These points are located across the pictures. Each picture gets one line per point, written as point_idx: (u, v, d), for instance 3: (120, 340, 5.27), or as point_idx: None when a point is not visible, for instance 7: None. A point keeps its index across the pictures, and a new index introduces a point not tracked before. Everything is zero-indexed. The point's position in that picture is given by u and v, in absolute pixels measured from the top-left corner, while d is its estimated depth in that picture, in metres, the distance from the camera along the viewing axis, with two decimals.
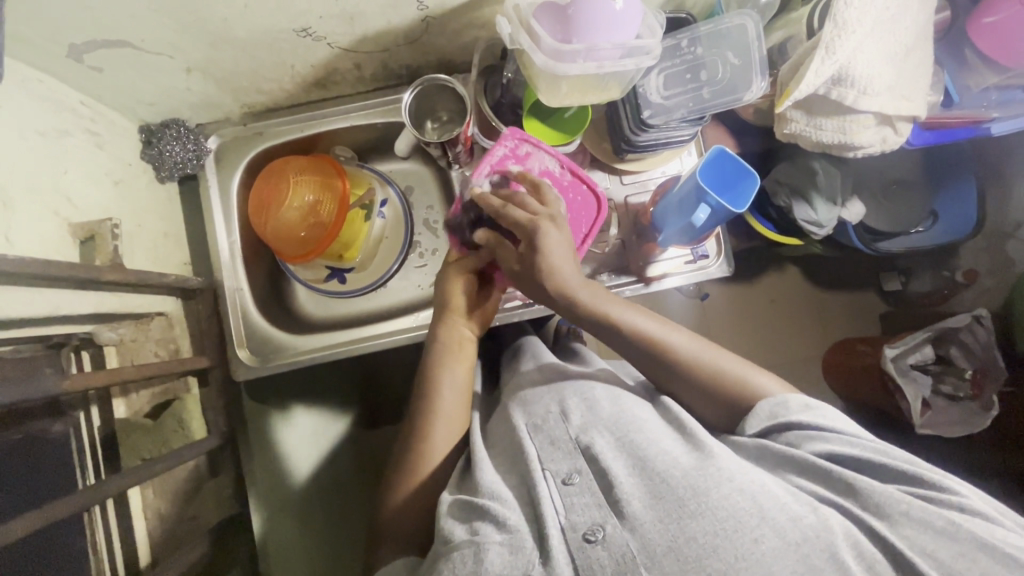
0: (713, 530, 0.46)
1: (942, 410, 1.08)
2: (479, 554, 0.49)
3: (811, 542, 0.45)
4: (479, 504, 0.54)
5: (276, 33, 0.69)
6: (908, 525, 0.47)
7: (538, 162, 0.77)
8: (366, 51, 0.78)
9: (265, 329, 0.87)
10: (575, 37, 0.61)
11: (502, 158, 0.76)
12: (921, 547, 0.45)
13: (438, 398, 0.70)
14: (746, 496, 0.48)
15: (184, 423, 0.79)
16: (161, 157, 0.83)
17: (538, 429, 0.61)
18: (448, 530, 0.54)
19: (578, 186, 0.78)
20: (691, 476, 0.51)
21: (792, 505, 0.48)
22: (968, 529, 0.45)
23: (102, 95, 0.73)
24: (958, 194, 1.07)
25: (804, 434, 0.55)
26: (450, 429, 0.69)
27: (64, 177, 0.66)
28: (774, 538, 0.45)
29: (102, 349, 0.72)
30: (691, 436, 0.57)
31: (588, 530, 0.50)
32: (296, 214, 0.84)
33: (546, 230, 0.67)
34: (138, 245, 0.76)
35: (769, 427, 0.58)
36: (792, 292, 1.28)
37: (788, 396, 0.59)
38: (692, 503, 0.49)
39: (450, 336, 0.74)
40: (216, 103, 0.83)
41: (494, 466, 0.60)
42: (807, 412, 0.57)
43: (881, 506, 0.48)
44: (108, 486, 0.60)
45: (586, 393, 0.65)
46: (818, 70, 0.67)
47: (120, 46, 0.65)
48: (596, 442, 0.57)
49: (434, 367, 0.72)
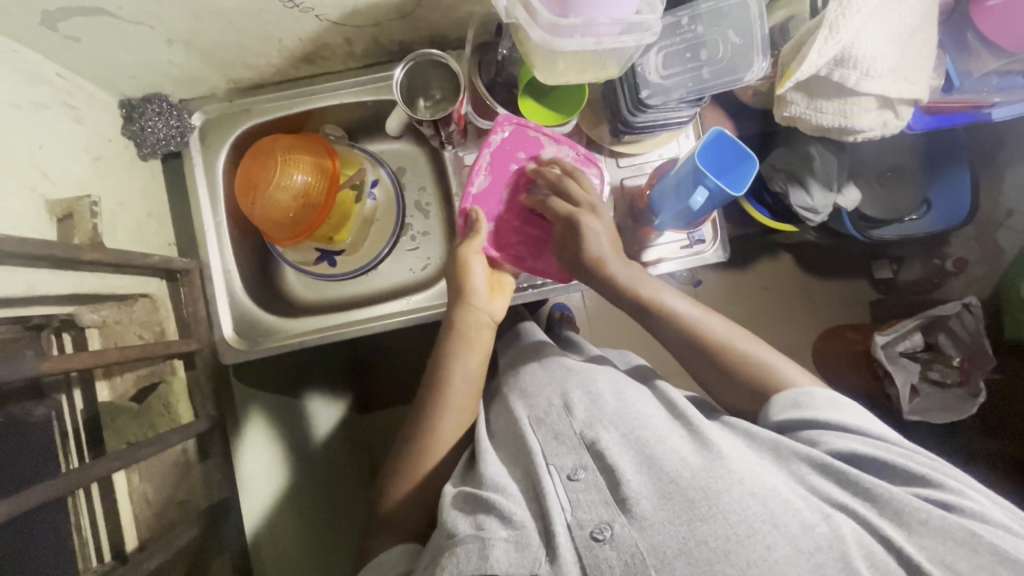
0: (725, 534, 0.47)
1: (929, 396, 1.10)
2: (485, 552, 0.49)
3: (824, 551, 0.46)
4: (483, 496, 0.54)
5: (262, 3, 0.66)
6: (928, 535, 0.47)
7: (550, 149, 0.79)
8: (357, 25, 0.75)
9: (253, 312, 0.85)
10: (572, 12, 0.59)
11: (501, 143, 0.78)
12: (940, 558, 0.45)
13: (449, 391, 0.69)
14: (757, 500, 0.49)
15: (170, 406, 0.78)
16: (143, 133, 0.80)
17: (540, 422, 0.61)
18: (452, 524, 0.53)
19: (588, 166, 0.80)
20: (701, 479, 0.51)
21: (804, 512, 0.48)
22: (988, 540, 0.45)
23: (79, 67, 0.70)
24: (954, 181, 1.07)
25: (829, 432, 0.55)
26: (458, 420, 0.68)
27: (39, 151, 0.63)
28: (786, 545, 0.46)
29: (84, 331, 0.69)
30: (699, 433, 0.57)
31: (594, 528, 0.50)
32: (284, 194, 0.81)
33: (586, 221, 0.69)
34: (120, 225, 0.74)
35: (795, 418, 0.58)
36: (784, 280, 1.28)
37: (814, 389, 0.60)
38: (703, 507, 0.48)
39: (470, 320, 0.72)
40: (200, 78, 0.80)
41: (497, 457, 0.60)
42: (833, 407, 0.57)
43: (900, 513, 0.48)
44: (92, 470, 0.59)
45: (591, 386, 0.64)
46: (821, 49, 0.66)
47: (98, 14, 0.62)
48: (601, 438, 0.57)
49: (454, 346, 0.70)
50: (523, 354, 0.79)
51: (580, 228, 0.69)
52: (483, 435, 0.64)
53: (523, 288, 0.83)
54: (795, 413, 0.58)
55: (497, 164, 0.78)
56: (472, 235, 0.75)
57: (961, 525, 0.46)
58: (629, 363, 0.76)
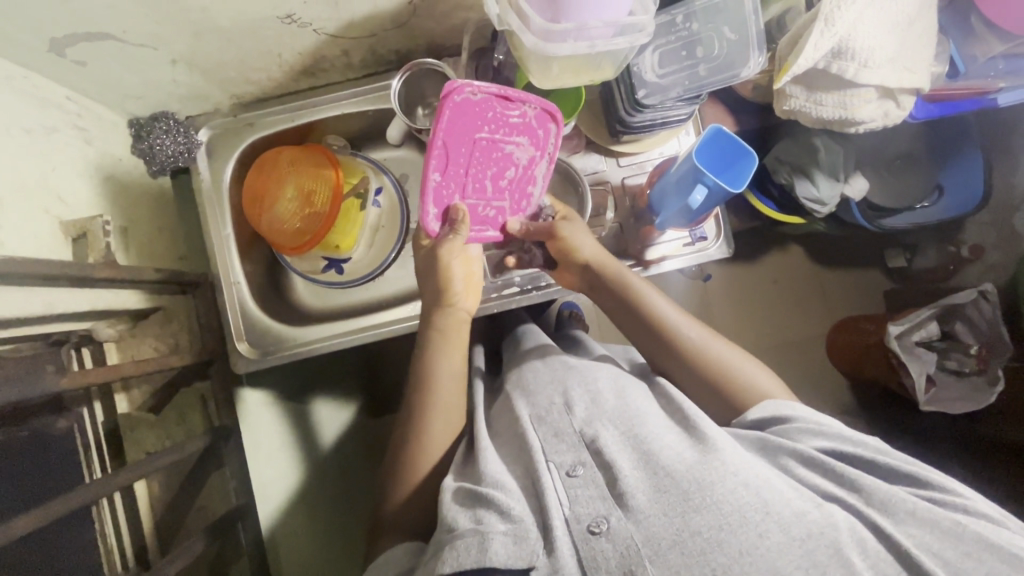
0: (718, 524, 0.48)
1: (947, 385, 1.09)
2: (484, 544, 0.50)
3: (816, 538, 0.47)
4: (483, 493, 0.55)
5: (259, 21, 0.67)
6: (914, 524, 0.49)
7: (492, 110, 0.67)
8: (354, 37, 0.76)
9: (263, 320, 0.86)
10: (564, 17, 0.59)
11: (453, 117, 0.65)
12: (927, 546, 0.47)
13: (432, 398, 0.70)
14: (749, 490, 0.50)
15: (183, 416, 0.81)
16: (152, 151, 0.82)
17: (541, 420, 0.62)
18: (452, 518, 0.54)
19: (546, 124, 0.71)
20: (695, 471, 0.52)
21: (796, 501, 0.50)
22: (973, 530, 0.47)
23: (87, 91, 0.72)
24: (965, 167, 1.05)
25: (806, 430, 0.58)
26: (446, 425, 0.70)
27: (53, 174, 0.65)
28: (779, 532, 0.47)
29: (102, 347, 0.73)
30: (694, 429, 0.58)
31: (592, 522, 0.51)
32: (291, 206, 0.83)
33: (564, 226, 0.75)
34: (132, 243, 0.76)
35: (770, 419, 0.61)
36: (792, 271, 1.29)
37: (795, 402, 0.62)
38: (697, 498, 0.50)
39: (450, 321, 0.73)
40: (204, 95, 0.82)
41: (497, 455, 0.61)
42: (809, 413, 0.60)
43: (887, 504, 0.50)
44: (118, 479, 0.62)
45: (591, 384, 0.65)
46: (817, 42, 0.65)
47: (102, 39, 0.63)
48: (601, 435, 0.58)
49: (436, 340, 0.72)
50: (527, 353, 0.80)
51: (562, 238, 0.75)
52: (484, 433, 0.66)
53: (526, 290, 0.86)
54: (766, 413, 0.61)
55: (450, 150, 0.66)
56: (450, 238, 0.69)
57: (948, 516, 0.48)
58: (631, 362, 0.79)
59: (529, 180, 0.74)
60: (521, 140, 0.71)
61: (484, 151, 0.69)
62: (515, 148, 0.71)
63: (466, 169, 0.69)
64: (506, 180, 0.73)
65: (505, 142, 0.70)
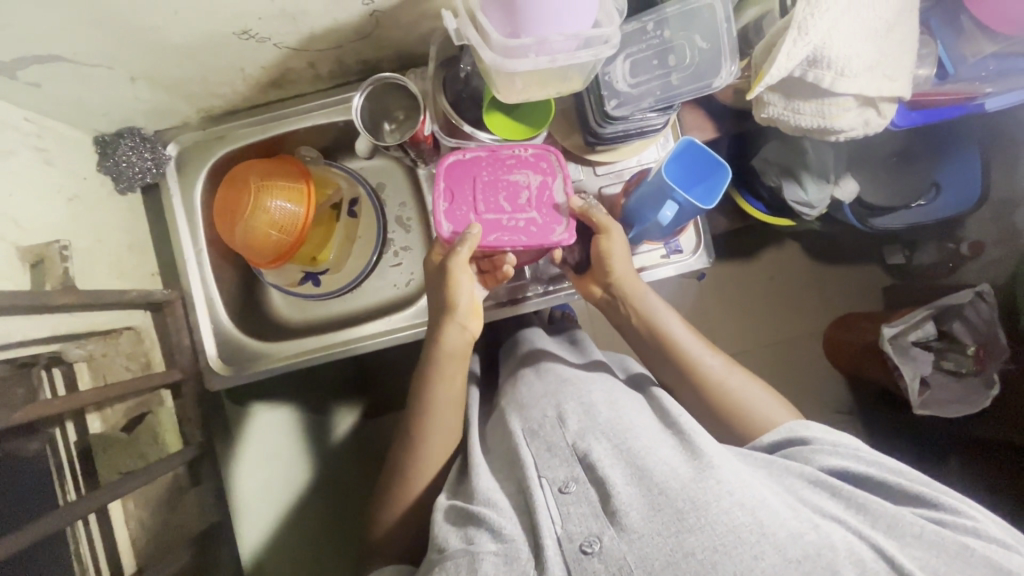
0: (712, 545, 0.46)
1: (942, 386, 1.05)
2: (474, 565, 0.51)
3: (813, 560, 0.44)
4: (475, 511, 0.56)
5: (216, 37, 0.66)
6: (920, 546, 0.47)
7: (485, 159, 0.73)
8: (318, 49, 0.74)
9: (236, 338, 0.88)
10: (523, 31, 0.57)
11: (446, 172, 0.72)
12: (932, 568, 0.46)
13: (427, 420, 0.69)
14: (746, 510, 0.47)
15: (158, 437, 0.81)
16: (118, 167, 0.81)
17: (535, 435, 0.61)
18: (443, 538, 0.56)
19: (546, 155, 0.74)
20: (690, 489, 0.50)
21: (792, 522, 0.47)
22: (983, 554, 0.45)
23: (47, 110, 0.71)
24: (964, 166, 1.01)
25: (821, 449, 0.57)
26: (440, 448, 0.69)
27: (9, 200, 0.64)
28: (774, 554, 0.44)
29: (73, 366, 0.70)
30: (690, 444, 0.56)
31: (584, 541, 0.50)
32: (264, 219, 0.81)
33: (616, 235, 0.73)
34: (100, 264, 0.75)
35: (782, 442, 0.61)
36: (781, 272, 1.27)
37: (810, 420, 0.62)
38: (691, 518, 0.47)
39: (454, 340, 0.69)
40: (171, 110, 0.81)
41: (490, 471, 0.62)
42: (829, 435, 0.59)
43: (893, 526, 0.49)
44: (84, 503, 0.62)
45: (584, 398, 0.63)
46: (790, 52, 0.62)
47: (52, 59, 0.62)
48: (593, 450, 0.56)
49: (438, 364, 0.69)
50: (519, 363, 0.78)
51: (606, 243, 0.72)
52: (477, 448, 0.66)
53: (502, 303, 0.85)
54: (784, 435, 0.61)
55: (452, 187, 0.72)
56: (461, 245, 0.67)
57: (955, 538, 0.47)
58: (626, 370, 0.78)
59: (548, 199, 0.72)
60: (527, 173, 0.73)
61: (489, 184, 0.72)
62: (520, 177, 0.73)
63: (473, 200, 0.71)
64: (523, 201, 0.71)
65: (508, 175, 0.73)
